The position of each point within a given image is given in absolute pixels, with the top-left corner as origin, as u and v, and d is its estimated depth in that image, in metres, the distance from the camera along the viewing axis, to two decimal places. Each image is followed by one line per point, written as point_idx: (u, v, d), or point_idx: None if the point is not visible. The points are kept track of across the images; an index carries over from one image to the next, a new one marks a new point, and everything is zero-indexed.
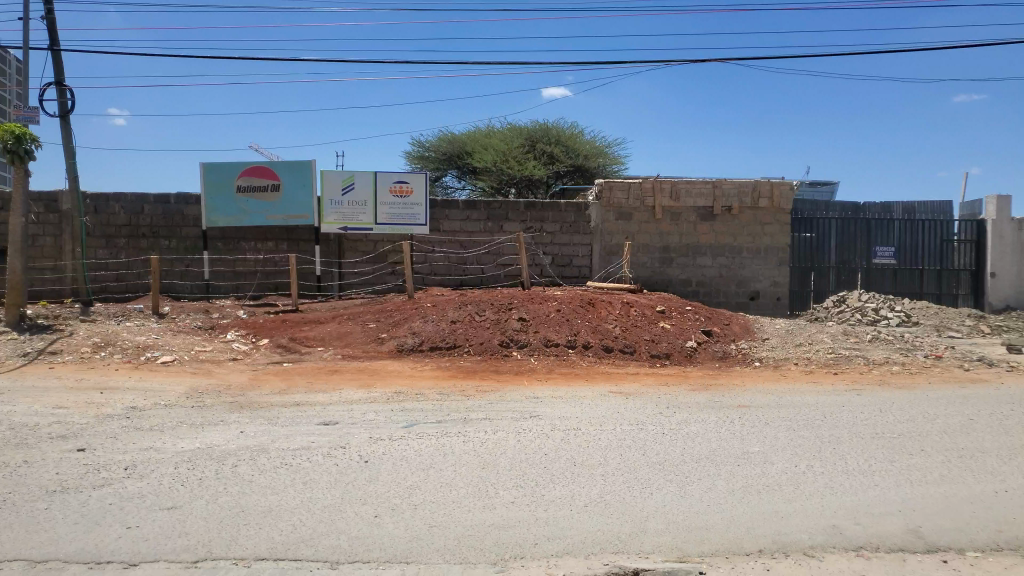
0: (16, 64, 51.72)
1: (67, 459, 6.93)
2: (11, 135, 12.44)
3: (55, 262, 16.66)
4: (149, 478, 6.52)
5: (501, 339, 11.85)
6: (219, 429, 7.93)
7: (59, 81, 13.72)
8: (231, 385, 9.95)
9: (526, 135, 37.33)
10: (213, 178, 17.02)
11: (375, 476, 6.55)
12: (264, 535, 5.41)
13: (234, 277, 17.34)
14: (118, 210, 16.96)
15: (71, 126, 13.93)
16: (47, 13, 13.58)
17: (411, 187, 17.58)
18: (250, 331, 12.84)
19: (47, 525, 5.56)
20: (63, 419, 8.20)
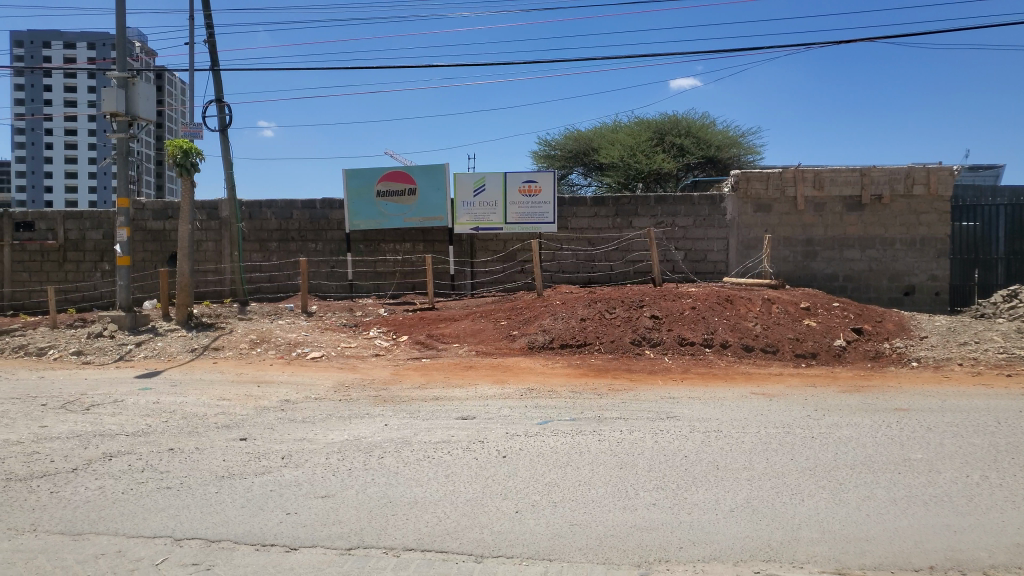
0: (180, 86, 57.42)
1: (231, 447, 7.48)
2: (180, 150, 13.61)
3: (217, 266, 18.02)
4: (304, 467, 6.93)
5: (635, 337, 11.70)
6: (365, 422, 8.32)
7: (219, 98, 14.81)
8: (374, 380, 10.40)
9: (654, 128, 36.69)
10: (354, 184, 17.86)
11: (515, 472, 6.63)
12: (412, 527, 5.60)
13: (375, 277, 18.13)
14: (270, 216, 18.10)
15: (229, 140, 15.02)
16: (209, 36, 14.70)
17: (540, 186, 17.71)
18: (391, 328, 13.37)
19: (218, 507, 6.03)
20: (227, 410, 8.86)
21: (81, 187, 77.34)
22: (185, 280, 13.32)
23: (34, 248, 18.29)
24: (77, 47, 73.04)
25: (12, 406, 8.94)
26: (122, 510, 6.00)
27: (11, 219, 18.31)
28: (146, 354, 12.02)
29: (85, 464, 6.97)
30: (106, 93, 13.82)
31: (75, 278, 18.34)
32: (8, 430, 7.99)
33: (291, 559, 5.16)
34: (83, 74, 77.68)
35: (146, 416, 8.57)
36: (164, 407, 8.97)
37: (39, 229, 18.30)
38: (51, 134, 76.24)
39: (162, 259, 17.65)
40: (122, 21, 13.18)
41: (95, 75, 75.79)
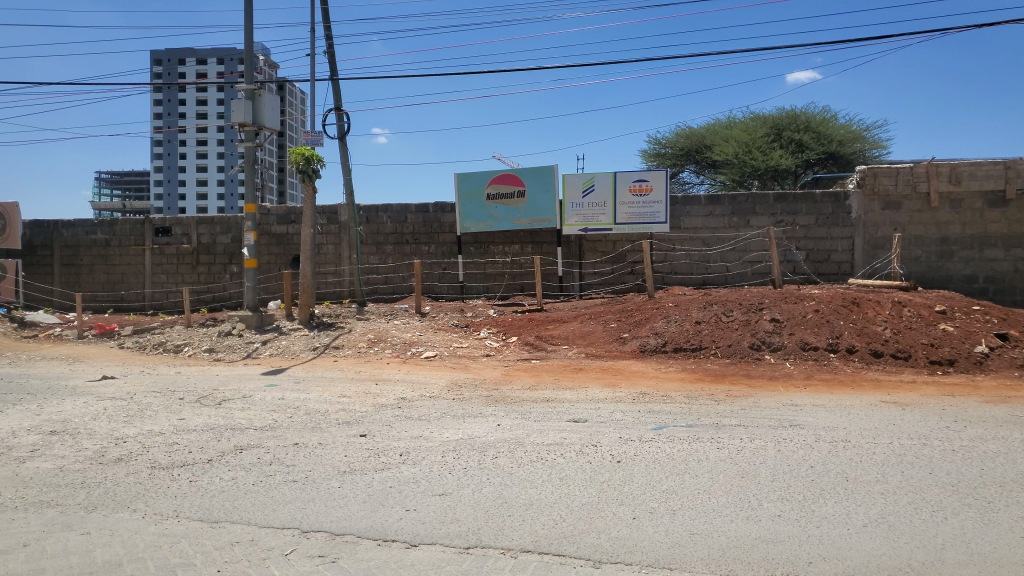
0: (300, 97, 60.37)
1: (352, 443, 7.74)
2: (303, 157, 14.22)
3: (336, 268, 18.77)
4: (421, 464, 7.08)
5: (753, 342, 11.29)
6: (478, 421, 8.41)
7: (338, 106, 15.39)
8: (486, 380, 10.51)
9: (771, 123, 35.34)
10: (465, 188, 18.12)
11: (630, 477, 6.52)
12: (529, 528, 5.60)
13: (485, 278, 18.37)
14: (385, 220, 18.65)
15: (348, 147, 15.58)
16: (329, 47, 15.32)
17: (651, 185, 17.42)
18: (501, 329, 13.48)
19: (341, 502, 6.24)
20: (347, 407, 9.18)
21: (212, 194, 82.61)
22: (308, 282, 13.92)
23: (171, 252, 19.61)
24: (209, 63, 78.06)
25: (153, 399, 9.60)
26: (253, 500, 6.30)
27: (151, 225, 19.71)
28: (271, 351, 12.65)
29: (218, 456, 7.37)
30: (236, 105, 14.70)
31: (207, 280, 19.54)
32: (151, 421, 8.57)
33: (412, 555, 5.26)
34: (214, 88, 82.92)
35: (273, 411, 8.99)
36: (289, 403, 9.39)
37: (176, 234, 19.61)
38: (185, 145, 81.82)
39: (286, 261, 18.56)
40: (251, 36, 13.93)
41: (225, 89, 80.72)
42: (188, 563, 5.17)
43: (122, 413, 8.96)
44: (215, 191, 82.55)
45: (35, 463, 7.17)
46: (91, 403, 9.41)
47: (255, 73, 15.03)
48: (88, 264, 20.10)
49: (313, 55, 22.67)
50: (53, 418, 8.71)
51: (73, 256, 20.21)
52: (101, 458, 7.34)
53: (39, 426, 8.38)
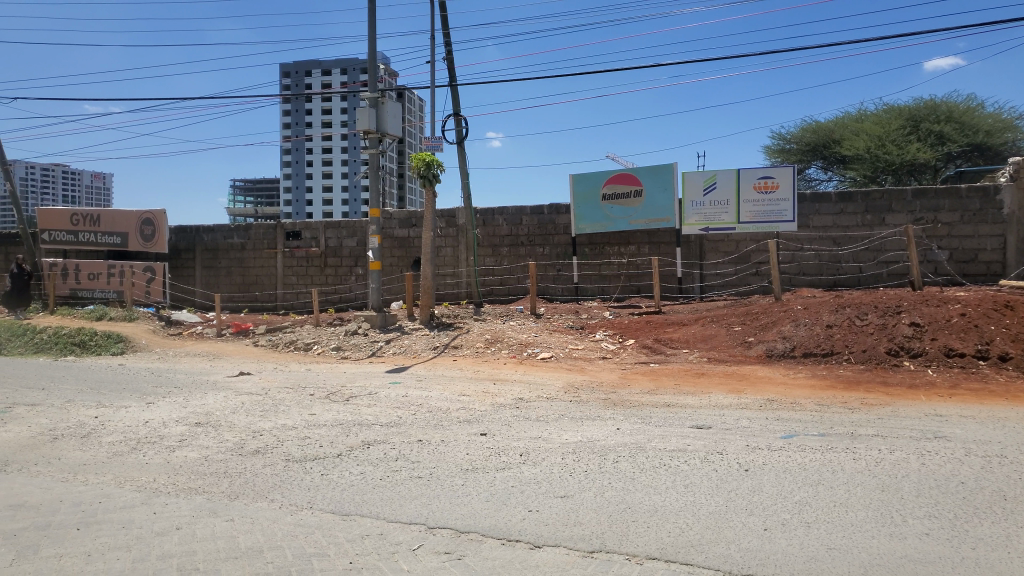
0: (419, 104, 62.30)
1: (473, 441, 7.84)
2: (423, 163, 14.59)
3: (454, 269, 19.16)
4: (541, 465, 7.08)
5: (891, 347, 10.63)
6: (597, 424, 8.34)
7: (456, 112, 15.69)
8: (603, 383, 10.41)
9: (907, 114, 33.36)
10: (581, 189, 18.08)
11: (759, 487, 6.27)
12: (654, 535, 5.49)
13: (601, 280, 18.21)
14: (501, 223, 18.86)
15: (466, 151, 15.86)
16: (448, 53, 15.65)
17: (777, 182, 16.80)
18: (618, 331, 13.33)
19: (465, 500, 6.32)
20: (467, 406, 9.33)
21: (336, 201, 86.14)
22: (428, 283, 14.25)
23: (301, 255, 20.63)
24: (332, 73, 81.68)
25: (286, 394, 10.10)
26: (381, 495, 6.50)
27: (282, 229, 20.81)
28: (394, 350, 13.04)
29: (348, 451, 7.66)
30: (361, 113, 15.28)
31: (333, 281, 20.41)
32: (284, 416, 9.02)
33: (535, 557, 5.26)
34: (337, 98, 86.64)
35: (397, 408, 9.26)
36: (412, 400, 9.65)
37: (305, 238, 20.60)
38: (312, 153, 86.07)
39: (407, 264, 19.11)
40: (374, 46, 14.44)
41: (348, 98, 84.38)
42: (323, 553, 5.38)
43: (259, 407, 9.48)
44: (340, 198, 86.02)
45: (183, 453, 7.69)
46: (231, 398, 10.01)
47: (378, 81, 15.56)
48: (226, 267, 21.44)
49: (431, 61, 23.20)
50: (198, 411, 9.32)
51: (213, 259, 21.60)
52: (241, 449, 7.79)
53: (186, 418, 9.00)
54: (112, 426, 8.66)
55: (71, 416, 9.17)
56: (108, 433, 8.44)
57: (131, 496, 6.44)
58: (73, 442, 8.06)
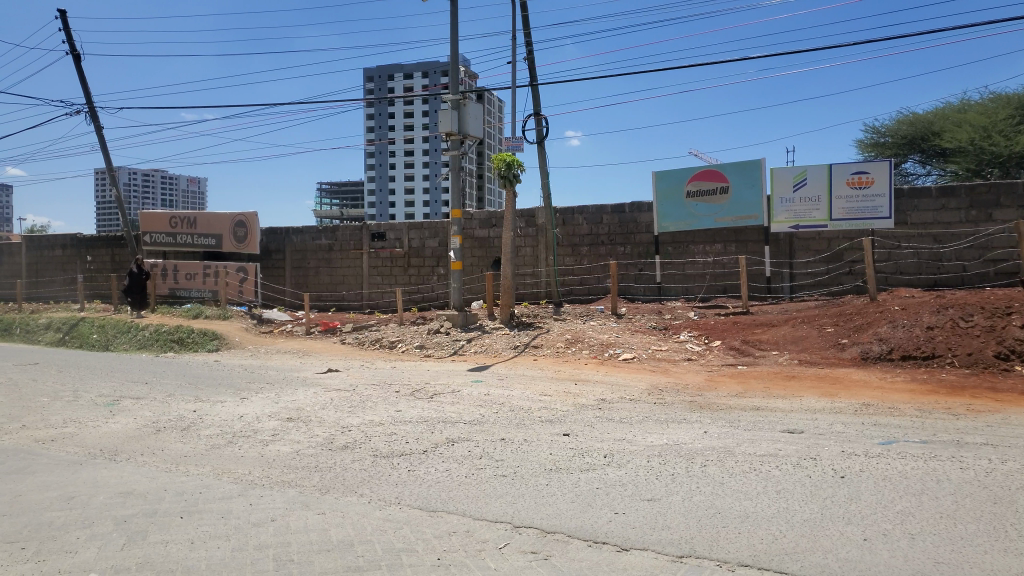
0: (499, 105, 62.76)
1: (556, 441, 7.82)
2: (504, 163, 14.66)
3: (534, 269, 19.20)
4: (626, 468, 6.99)
5: (1000, 350, 10.04)
6: (683, 427, 8.18)
7: (537, 112, 15.70)
8: (689, 385, 10.20)
9: (1017, 103, 31.55)
10: (664, 186, 17.81)
11: (858, 495, 6.00)
12: (745, 541, 5.33)
13: (685, 280, 17.87)
14: (581, 222, 18.79)
15: (546, 150, 15.85)
16: (529, 54, 15.69)
17: (872, 177, 16.10)
18: (702, 332, 13.06)
19: (551, 500, 6.30)
20: (549, 406, 9.31)
21: (418, 202, 87.28)
22: (508, 283, 14.29)
23: (385, 255, 21.08)
24: (413, 77, 83.20)
25: (373, 391, 10.32)
26: (467, 492, 6.55)
27: (367, 230, 21.32)
28: (475, 349, 13.14)
29: (433, 447, 7.76)
30: (443, 116, 15.49)
31: (416, 281, 20.77)
32: (371, 412, 9.22)
33: (623, 560, 5.19)
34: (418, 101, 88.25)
35: (480, 406, 9.33)
36: (494, 399, 9.69)
37: (389, 238, 21.04)
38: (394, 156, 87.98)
39: (487, 263, 19.26)
40: (456, 49, 14.61)
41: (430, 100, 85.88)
42: (412, 548, 5.45)
43: (347, 403, 9.72)
44: (421, 200, 87.10)
45: (276, 447, 7.95)
46: (320, 394, 10.31)
47: (460, 83, 15.73)
48: (313, 267, 22.08)
49: (511, 60, 23.31)
50: (289, 406, 9.64)
51: (301, 260, 22.28)
52: (331, 444, 8.00)
53: (278, 413, 9.31)
54: (209, 420, 9.04)
55: (173, 409, 9.63)
56: (206, 426, 8.82)
57: (229, 487, 6.70)
58: (174, 434, 8.46)
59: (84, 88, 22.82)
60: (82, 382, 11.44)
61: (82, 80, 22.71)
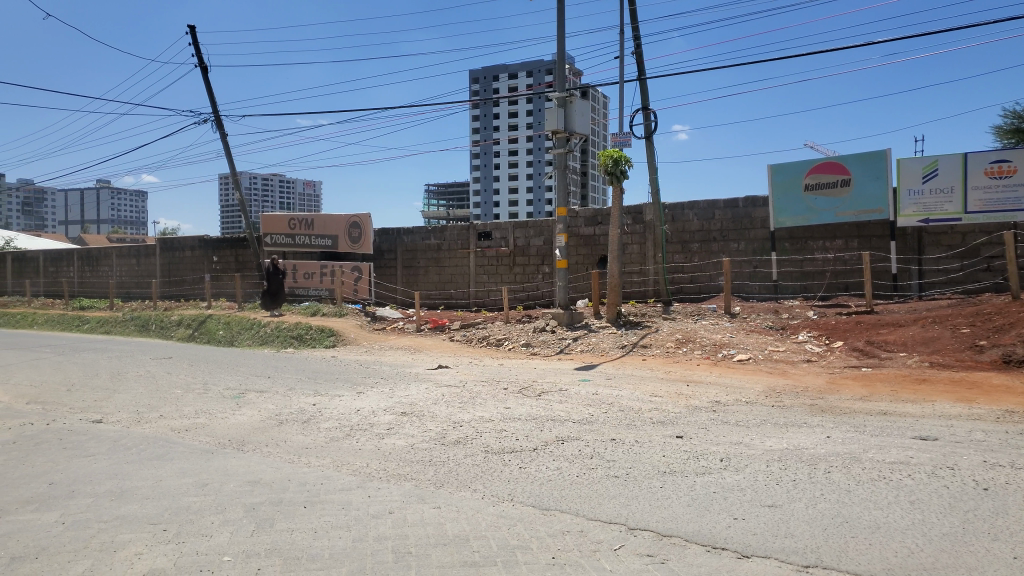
0: (604, 101, 62.46)
1: (669, 443, 7.66)
2: (611, 159, 14.50)
3: (642, 267, 18.96)
4: (744, 472, 6.75)
5: None
6: (804, 431, 7.82)
7: (645, 106, 15.45)
8: (808, 387, 9.76)
9: None
10: (780, 180, 17.20)
11: (1006, 509, 5.55)
12: (878, 554, 5.02)
13: (803, 277, 17.16)
14: (692, 218, 18.40)
15: (654, 145, 15.58)
16: (636, 47, 15.45)
17: (1014, 166, 15.03)
18: (823, 332, 12.48)
19: (666, 503, 6.16)
20: (661, 406, 9.14)
21: (522, 202, 87.99)
22: (615, 281, 14.12)
23: (492, 254, 21.32)
24: (518, 77, 83.93)
25: (482, 388, 10.43)
26: (580, 492, 6.50)
27: (474, 230, 21.64)
28: (583, 348, 13.07)
29: (543, 445, 7.75)
30: (550, 114, 15.49)
31: (522, 280, 20.91)
32: (481, 409, 9.32)
33: (745, 566, 5.00)
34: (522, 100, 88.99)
35: (588, 405, 9.27)
36: (604, 399, 9.59)
37: (495, 238, 21.27)
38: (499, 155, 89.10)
39: (593, 261, 19.13)
40: (562, 46, 14.57)
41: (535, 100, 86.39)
42: (527, 545, 5.46)
43: (458, 399, 9.87)
44: (525, 199, 87.72)
45: (391, 440, 8.16)
46: (431, 389, 10.51)
47: (566, 81, 15.68)
48: (423, 266, 22.61)
49: (619, 54, 23.04)
50: (402, 401, 9.88)
51: (411, 259, 22.84)
52: (443, 439, 8.14)
53: (392, 408, 9.56)
54: (328, 413, 9.39)
55: (294, 403, 10.06)
56: (325, 419, 9.16)
57: (348, 479, 6.92)
58: (296, 427, 8.83)
59: (211, 98, 24.23)
60: (211, 375, 12.14)
61: (209, 90, 24.12)
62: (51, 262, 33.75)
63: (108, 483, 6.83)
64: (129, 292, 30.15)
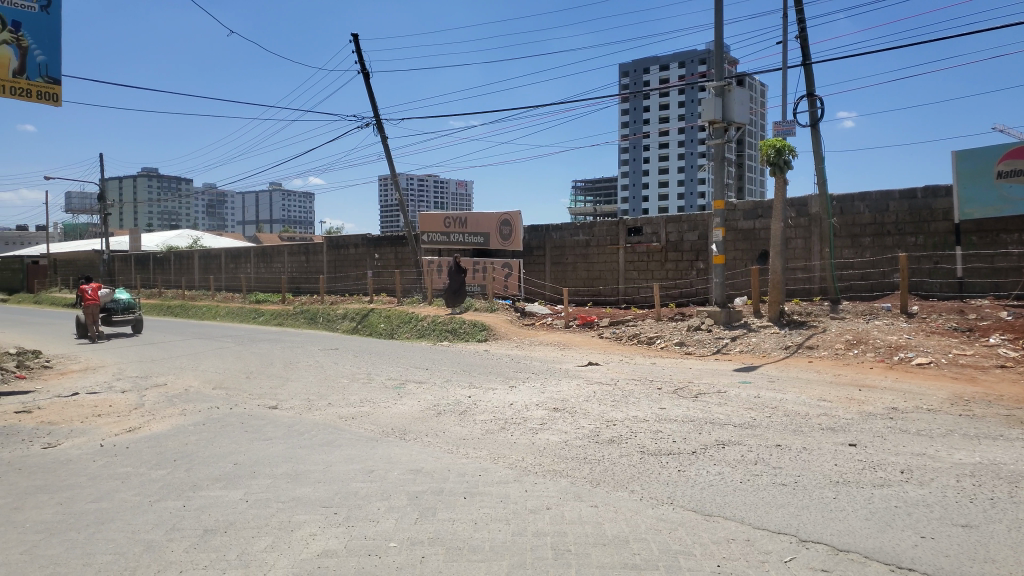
0: (764, 90, 60.06)
1: (841, 451, 7.14)
2: (774, 149, 13.79)
3: (806, 263, 17.99)
4: (931, 487, 6.17)
5: None
6: (1000, 445, 7.04)
7: (811, 92, 14.58)
8: (1003, 396, 8.80)
9: None
10: (967, 167, 15.62)
11: None
12: None
13: (993, 274, 15.52)
14: (863, 210, 17.26)
15: (821, 133, 14.66)
16: (800, 30, 14.60)
17: None
18: (1019, 335, 11.23)
19: (842, 515, 5.74)
20: (829, 412, 8.55)
21: (673, 195, 86.04)
22: (777, 278, 13.40)
23: (642, 250, 20.97)
24: (669, 68, 82.34)
25: (635, 387, 10.25)
26: (744, 499, 6.19)
27: (625, 225, 21.39)
28: (741, 348, 12.55)
29: (702, 448, 7.49)
30: (707, 103, 15.00)
31: (674, 276, 20.40)
32: (636, 408, 9.15)
33: None
34: (674, 92, 87.23)
35: (750, 408, 8.85)
36: (766, 402, 9.13)
37: (647, 233, 20.92)
38: (650, 149, 87.93)
39: (752, 257, 18.33)
40: (720, 33, 14.05)
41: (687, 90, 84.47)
42: (689, 552, 5.25)
43: (611, 397, 9.76)
44: (677, 192, 85.71)
45: (545, 435, 8.18)
46: (584, 386, 10.45)
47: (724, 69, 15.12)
48: (572, 262, 22.60)
49: (781, 39, 21.91)
50: (555, 397, 9.90)
51: (560, 255, 22.90)
52: (597, 437, 8.05)
53: (545, 403, 9.60)
54: (483, 406, 9.58)
55: (451, 394, 10.35)
56: (481, 412, 9.34)
57: (505, 472, 7.00)
58: (454, 418, 9.05)
59: (374, 102, 25.53)
60: (374, 366, 12.75)
61: (371, 95, 25.41)
62: (232, 259, 36.86)
63: (285, 465, 7.30)
64: (299, 287, 32.37)
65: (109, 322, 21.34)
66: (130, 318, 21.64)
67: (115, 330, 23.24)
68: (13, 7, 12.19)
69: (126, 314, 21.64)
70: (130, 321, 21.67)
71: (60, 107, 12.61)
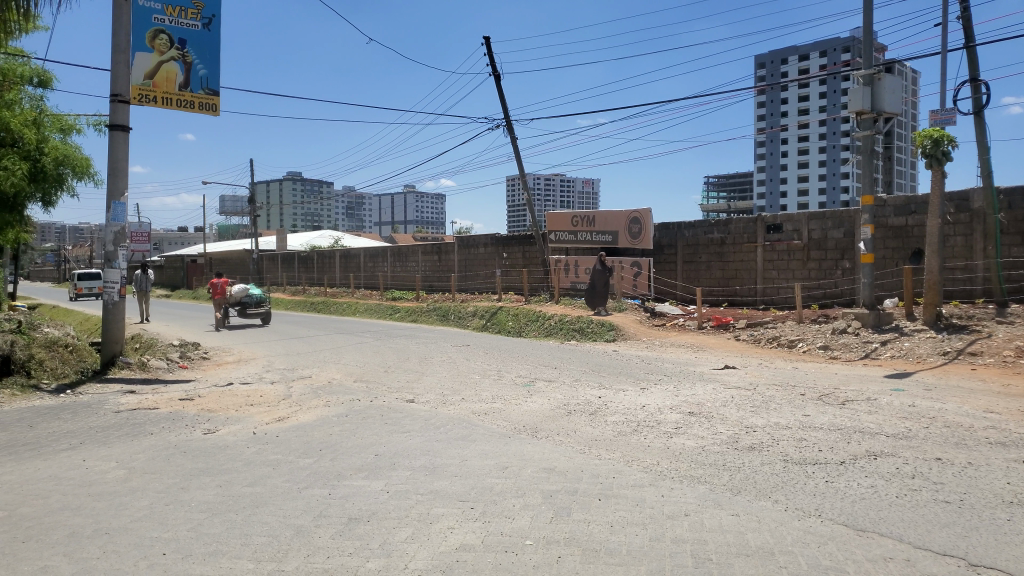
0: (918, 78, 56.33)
1: (1014, 469, 6.50)
2: (930, 139, 12.79)
3: (967, 262, 16.59)
4: None
5: None
6: None
7: (974, 77, 13.40)
8: None
9: None
10: None
11: None
12: None
13: None
14: None
15: (986, 121, 13.46)
16: (963, 10, 13.47)
17: None
18: None
19: (1018, 540, 5.21)
20: (998, 425, 7.82)
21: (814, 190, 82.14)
22: (934, 278, 12.42)
23: (782, 248, 20.12)
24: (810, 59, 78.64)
25: (776, 392, 9.79)
26: (902, 515, 5.76)
27: (763, 223, 20.57)
28: (893, 353, 11.74)
29: (851, 459, 7.04)
30: (854, 93, 14.16)
31: (816, 276, 19.42)
32: (777, 414, 8.74)
33: None
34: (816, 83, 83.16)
35: (904, 418, 8.24)
36: (924, 411, 8.46)
37: (787, 230, 20.04)
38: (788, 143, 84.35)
39: (904, 256, 17.13)
40: (870, 18, 13.20)
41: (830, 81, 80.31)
42: (842, 568, 4.93)
43: (749, 402, 9.37)
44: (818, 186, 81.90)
45: (681, 440, 7.96)
46: (720, 390, 10.10)
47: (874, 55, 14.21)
48: (705, 261, 21.96)
49: (941, 21, 20.33)
50: (689, 400, 9.63)
51: (692, 254, 22.33)
52: (736, 443, 7.75)
53: (679, 406, 9.35)
54: (614, 407, 9.47)
55: (581, 394, 10.30)
56: (612, 412, 9.23)
57: (640, 476, 6.86)
58: (586, 419, 8.99)
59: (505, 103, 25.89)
60: (504, 363, 12.90)
61: (503, 96, 25.78)
62: (369, 258, 38.54)
63: (422, 458, 7.51)
64: (431, 284, 33.36)
65: (242, 313, 22.99)
66: (260, 312, 23.11)
67: (246, 322, 25.06)
68: (179, 25, 13.15)
69: (257, 307, 23.11)
70: (260, 314, 23.17)
71: (218, 116, 13.60)
